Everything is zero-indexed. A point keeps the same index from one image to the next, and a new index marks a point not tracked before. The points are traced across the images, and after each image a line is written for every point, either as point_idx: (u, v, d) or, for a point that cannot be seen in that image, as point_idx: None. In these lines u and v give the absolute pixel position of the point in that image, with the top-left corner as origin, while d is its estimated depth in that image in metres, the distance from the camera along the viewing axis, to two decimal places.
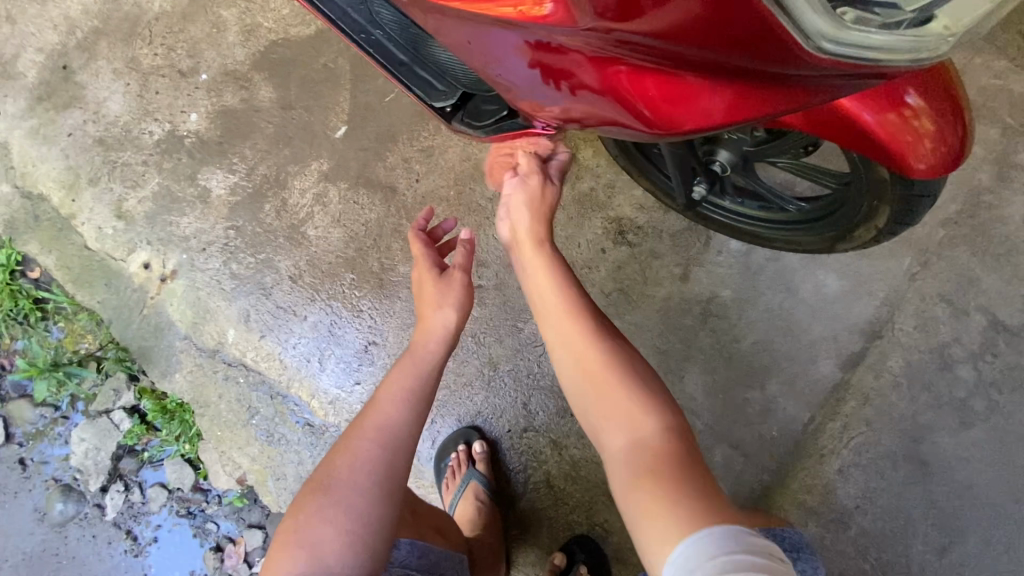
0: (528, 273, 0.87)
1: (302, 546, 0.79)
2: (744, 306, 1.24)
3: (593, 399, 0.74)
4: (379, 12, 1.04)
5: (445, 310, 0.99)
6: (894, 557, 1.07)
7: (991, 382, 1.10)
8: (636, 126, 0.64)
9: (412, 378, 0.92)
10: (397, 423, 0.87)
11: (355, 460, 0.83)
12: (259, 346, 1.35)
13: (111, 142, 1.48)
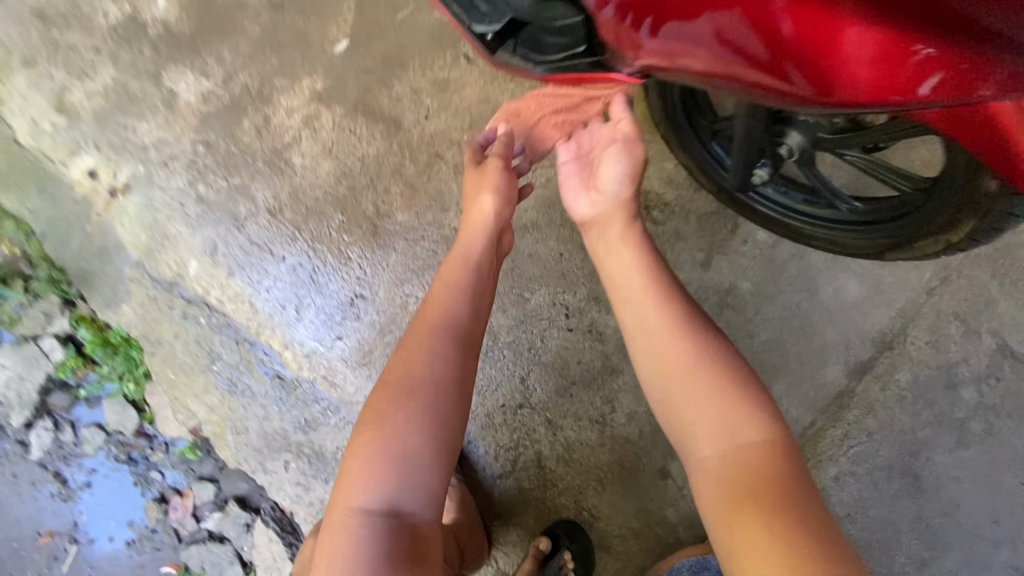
0: (615, 256, 0.92)
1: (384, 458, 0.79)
2: (761, 301, 1.18)
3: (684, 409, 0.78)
4: None
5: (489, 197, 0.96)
6: (872, 565, 1.09)
7: (990, 405, 1.11)
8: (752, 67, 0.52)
9: (456, 296, 0.91)
10: (457, 312, 0.90)
11: (427, 356, 0.85)
12: (225, 284, 1.18)
13: (53, 17, 1.21)
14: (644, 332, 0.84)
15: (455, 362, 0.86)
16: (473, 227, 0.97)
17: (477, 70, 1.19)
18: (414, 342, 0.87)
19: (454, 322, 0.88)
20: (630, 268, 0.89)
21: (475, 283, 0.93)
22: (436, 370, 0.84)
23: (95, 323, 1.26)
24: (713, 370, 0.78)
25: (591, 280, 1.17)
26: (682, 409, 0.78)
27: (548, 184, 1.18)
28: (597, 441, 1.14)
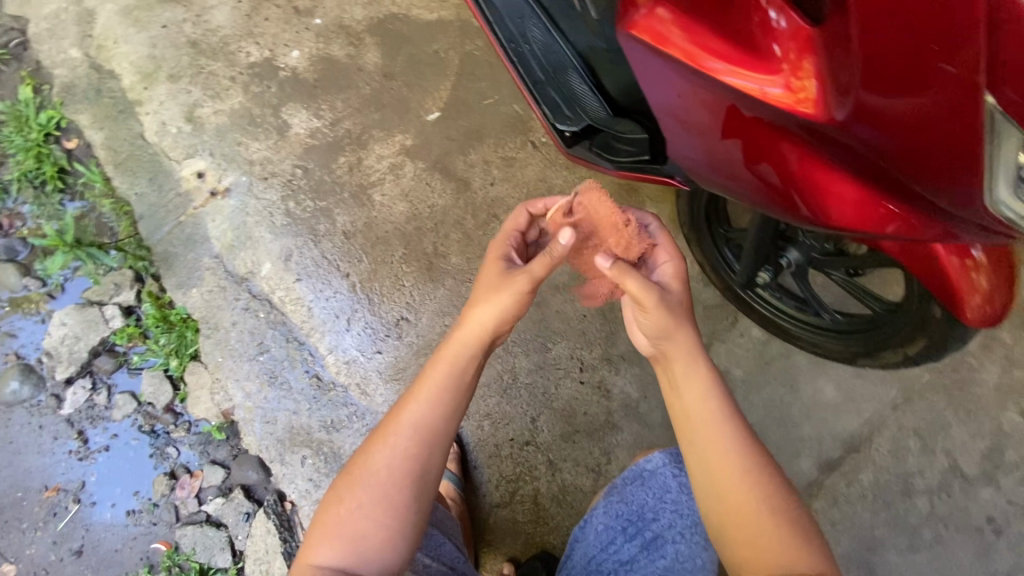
0: (676, 377, 0.79)
1: (340, 540, 0.74)
2: (750, 388, 1.33)
3: (731, 530, 0.72)
4: (530, 30, 1.14)
5: (487, 311, 0.82)
6: None
7: (941, 517, 1.24)
8: (764, 180, 0.72)
9: (436, 397, 0.79)
10: (433, 419, 0.79)
11: (391, 456, 0.77)
12: (291, 288, 1.35)
13: (205, 48, 1.49)
14: (700, 455, 0.75)
15: (416, 468, 0.77)
16: (466, 337, 0.82)
17: (541, 156, 1.44)
18: (380, 432, 0.79)
19: (426, 427, 0.78)
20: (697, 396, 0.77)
21: (457, 389, 0.81)
22: (403, 471, 0.76)
23: (160, 299, 1.40)
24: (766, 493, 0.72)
25: (605, 344, 1.33)
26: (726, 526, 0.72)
27: None
28: (590, 487, 1.25)
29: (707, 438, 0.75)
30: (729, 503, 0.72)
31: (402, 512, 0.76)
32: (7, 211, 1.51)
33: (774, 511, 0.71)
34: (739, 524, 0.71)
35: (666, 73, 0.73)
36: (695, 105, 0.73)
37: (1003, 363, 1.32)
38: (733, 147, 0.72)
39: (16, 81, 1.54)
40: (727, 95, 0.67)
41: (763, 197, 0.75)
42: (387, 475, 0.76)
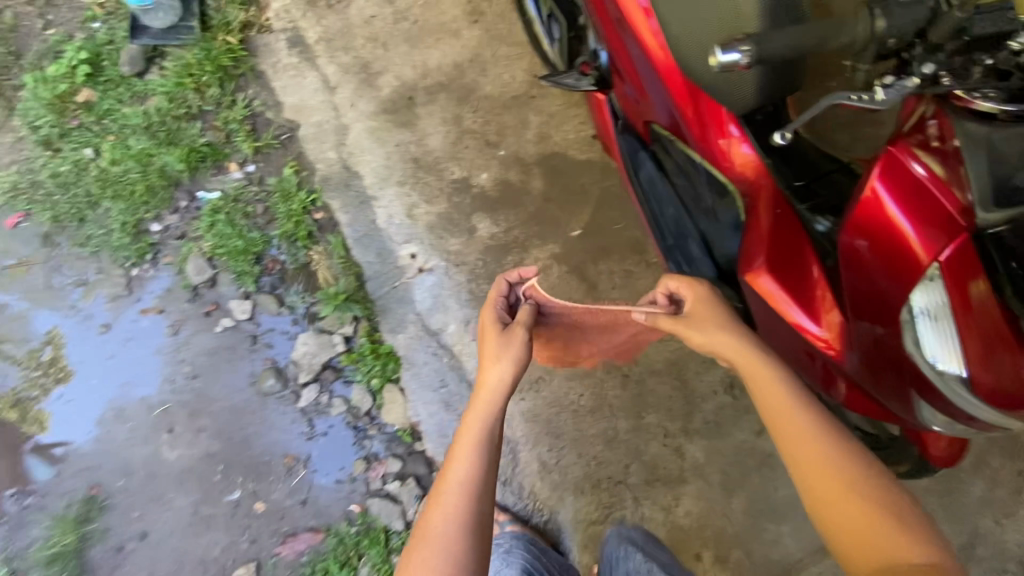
0: (764, 381, 1.12)
1: None
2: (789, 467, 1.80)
3: (822, 496, 0.99)
4: (666, 206, 1.58)
5: (497, 373, 1.22)
6: None
7: None
8: (806, 368, 1.21)
9: (466, 454, 1.10)
10: (468, 474, 1.08)
11: (444, 513, 1.04)
12: (468, 344, 1.97)
13: (423, 164, 2.12)
14: (791, 441, 1.05)
15: (468, 516, 1.03)
16: (486, 392, 1.20)
17: (652, 273, 1.99)
18: (436, 499, 1.06)
19: (466, 482, 1.07)
20: (779, 396, 1.09)
21: (483, 436, 1.13)
22: (453, 521, 1.02)
23: (374, 336, 2.03)
24: (844, 463, 1.00)
25: (684, 419, 1.85)
26: (819, 491, 0.99)
27: (675, 350, 1.91)
28: (661, 520, 1.78)
29: (784, 423, 1.06)
30: (820, 473, 1.00)
31: (462, 552, 1.00)
32: (271, 258, 2.16)
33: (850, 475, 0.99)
34: (824, 482, 0.99)
35: (754, 297, 1.23)
36: (770, 319, 1.22)
37: (986, 481, 1.75)
38: (788, 344, 1.21)
39: (287, 167, 2.19)
40: (789, 325, 1.16)
41: (805, 374, 1.23)
42: (440, 531, 1.02)
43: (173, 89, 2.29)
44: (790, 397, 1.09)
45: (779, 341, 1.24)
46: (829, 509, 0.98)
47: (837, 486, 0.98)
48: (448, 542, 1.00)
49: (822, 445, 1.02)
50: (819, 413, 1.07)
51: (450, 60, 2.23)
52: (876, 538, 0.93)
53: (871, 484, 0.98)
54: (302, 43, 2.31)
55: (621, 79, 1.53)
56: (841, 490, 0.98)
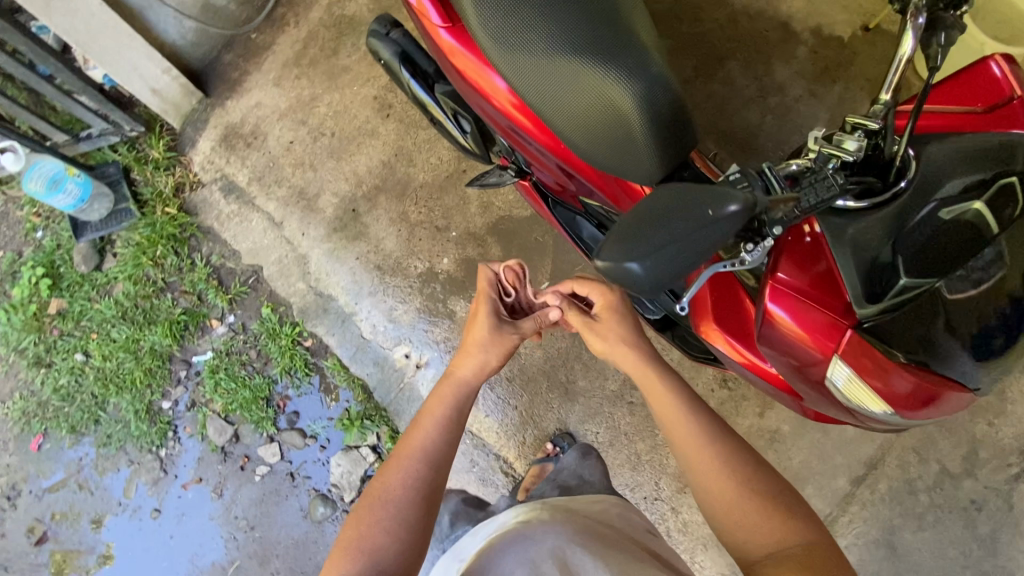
0: (662, 392, 1.29)
1: (363, 548, 1.07)
2: (796, 435, 1.95)
3: (713, 492, 1.16)
4: None
5: (477, 355, 1.35)
6: None
7: (936, 504, 1.87)
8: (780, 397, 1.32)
9: (431, 426, 1.23)
10: (429, 443, 1.20)
11: (400, 474, 1.15)
12: (483, 421, 2.10)
13: (387, 268, 2.24)
14: (685, 445, 1.22)
15: (423, 481, 1.15)
16: (460, 373, 1.33)
17: None
18: (395, 459, 1.19)
19: (427, 448, 1.19)
20: (674, 405, 1.27)
21: (451, 416, 1.25)
22: (410, 486, 1.14)
23: (397, 437, 2.18)
24: (726, 466, 1.18)
25: None
26: (709, 488, 1.17)
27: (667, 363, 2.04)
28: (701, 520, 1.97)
29: (680, 431, 1.24)
30: (711, 472, 1.17)
31: (407, 513, 1.12)
32: (280, 396, 2.28)
33: (731, 475, 1.17)
34: (713, 480, 1.17)
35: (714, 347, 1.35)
36: (735, 363, 1.33)
37: None
38: (758, 381, 1.33)
39: (263, 310, 2.30)
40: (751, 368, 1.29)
41: (783, 401, 1.33)
42: (390, 489, 1.14)
43: (133, 272, 2.38)
44: (682, 406, 1.26)
45: (751, 378, 1.35)
46: (726, 509, 1.15)
47: (723, 484, 1.16)
48: (397, 504, 1.12)
49: (710, 449, 1.20)
50: (708, 418, 1.25)
51: (378, 161, 2.31)
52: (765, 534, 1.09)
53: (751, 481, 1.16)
54: (236, 188, 2.39)
55: (534, 166, 1.70)
56: (737, 492, 1.15)
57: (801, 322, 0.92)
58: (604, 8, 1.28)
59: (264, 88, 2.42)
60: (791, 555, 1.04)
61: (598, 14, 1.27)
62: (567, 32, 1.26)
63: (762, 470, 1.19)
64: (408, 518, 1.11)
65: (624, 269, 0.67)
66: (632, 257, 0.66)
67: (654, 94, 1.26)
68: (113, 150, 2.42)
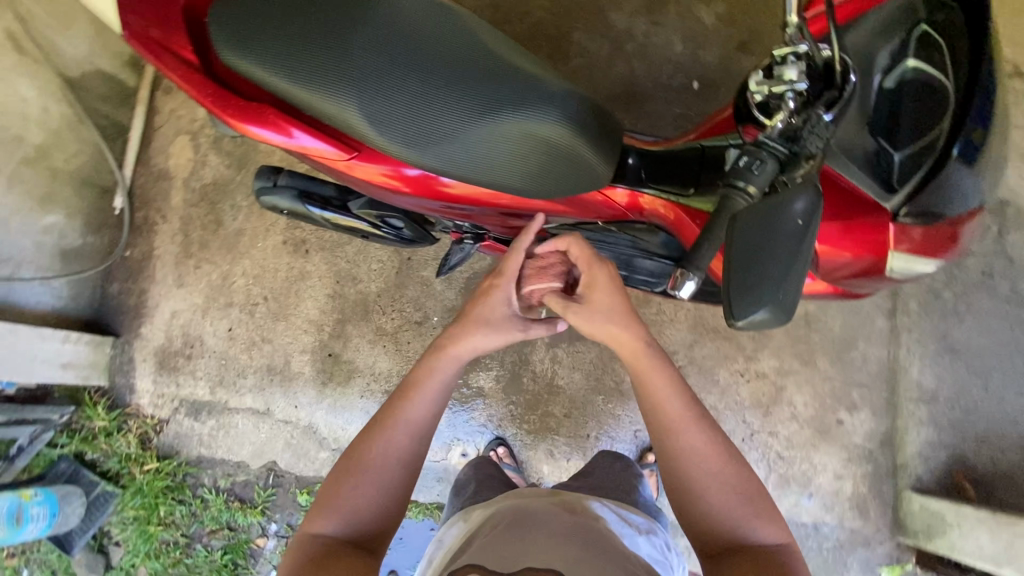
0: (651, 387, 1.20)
1: (342, 511, 1.19)
2: (824, 307, 2.06)
3: (687, 491, 1.18)
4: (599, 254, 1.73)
5: (462, 337, 1.28)
6: (970, 399, 1.96)
7: (959, 291, 2.02)
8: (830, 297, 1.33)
9: (420, 400, 1.26)
10: (416, 418, 1.26)
11: (385, 446, 1.23)
12: (568, 466, 2.08)
13: (394, 387, 2.13)
14: (677, 447, 1.19)
15: (401, 465, 1.23)
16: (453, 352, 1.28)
17: None
18: (381, 427, 1.25)
19: (412, 424, 1.25)
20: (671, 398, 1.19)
21: (437, 396, 1.28)
22: (392, 463, 1.23)
23: None
24: (711, 470, 1.18)
25: (740, 352, 2.07)
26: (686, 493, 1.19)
27: (690, 314, 2.09)
28: (798, 426, 2.02)
29: (670, 427, 1.19)
30: (695, 462, 1.17)
31: (389, 495, 1.23)
32: None
33: (716, 485, 1.17)
34: (689, 483, 1.18)
35: None
36: None
37: None
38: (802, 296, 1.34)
39: (301, 499, 2.12)
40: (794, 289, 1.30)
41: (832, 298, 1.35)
42: (374, 463, 1.22)
43: (148, 548, 2.16)
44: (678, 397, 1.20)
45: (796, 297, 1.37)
46: (689, 500, 1.19)
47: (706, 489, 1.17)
48: (380, 477, 1.22)
49: (693, 448, 1.18)
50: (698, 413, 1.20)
51: (325, 297, 2.21)
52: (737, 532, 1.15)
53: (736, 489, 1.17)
54: (200, 404, 2.20)
55: (485, 225, 1.69)
56: (713, 492, 1.17)
57: (835, 244, 1.05)
58: (489, 63, 1.25)
59: (171, 296, 2.27)
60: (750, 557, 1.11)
61: (481, 72, 1.24)
62: (464, 98, 1.21)
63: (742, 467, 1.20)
64: (390, 490, 1.23)
65: (754, 318, 0.68)
66: (758, 304, 0.67)
67: (573, 118, 1.27)
68: (54, 445, 2.20)
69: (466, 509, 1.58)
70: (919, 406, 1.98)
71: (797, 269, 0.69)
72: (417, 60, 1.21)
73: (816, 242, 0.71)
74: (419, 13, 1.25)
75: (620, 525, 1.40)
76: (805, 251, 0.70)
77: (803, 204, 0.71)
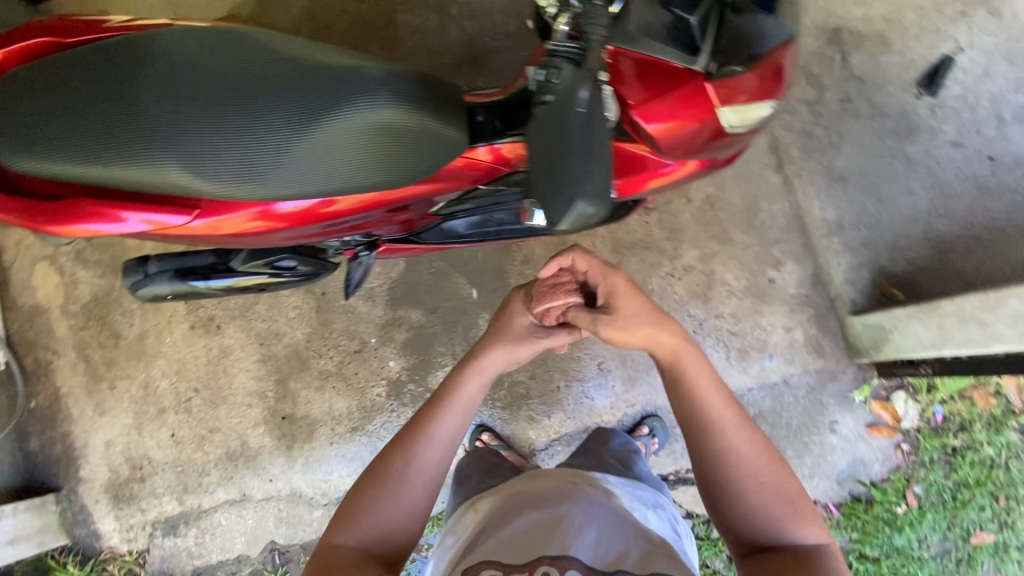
0: (703, 390, 1.17)
1: (369, 527, 1.16)
2: (720, 186, 2.15)
3: (727, 483, 1.16)
4: (495, 217, 1.75)
5: (479, 360, 1.27)
6: (871, 216, 2.10)
7: (828, 126, 2.15)
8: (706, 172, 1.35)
9: (445, 414, 1.25)
10: (447, 431, 1.24)
11: (408, 460, 1.21)
12: (551, 423, 2.12)
13: (359, 421, 2.08)
14: (731, 448, 1.16)
15: (427, 474, 1.22)
16: (478, 371, 1.27)
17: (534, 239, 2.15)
18: (405, 438, 1.23)
19: (438, 438, 1.23)
20: (722, 401, 1.18)
21: (462, 408, 1.26)
22: (412, 475, 1.21)
23: None
24: (757, 471, 1.15)
25: (664, 255, 2.14)
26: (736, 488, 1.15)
27: (606, 239, 2.15)
28: (739, 300, 2.11)
29: (721, 428, 1.17)
30: (743, 455, 1.15)
31: (412, 509, 1.20)
32: None
33: (763, 485, 1.14)
34: (736, 479, 1.15)
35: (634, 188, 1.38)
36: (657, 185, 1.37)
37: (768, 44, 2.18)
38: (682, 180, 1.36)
39: None
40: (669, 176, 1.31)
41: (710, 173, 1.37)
42: (399, 478, 1.20)
43: None
44: (728, 401, 1.18)
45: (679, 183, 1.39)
46: (726, 492, 1.16)
47: (752, 488, 1.14)
48: (405, 491, 1.19)
49: (742, 449, 1.16)
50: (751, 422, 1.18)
51: (256, 364, 2.12)
52: (775, 527, 1.12)
53: (782, 493, 1.14)
54: (174, 519, 2.09)
55: (374, 230, 1.65)
56: (755, 488, 1.14)
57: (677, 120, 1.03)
58: (295, 72, 1.19)
59: (99, 427, 2.12)
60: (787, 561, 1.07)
61: (291, 83, 1.18)
62: (283, 116, 1.16)
63: (788, 476, 1.17)
64: (413, 504, 1.20)
65: (575, 213, 0.70)
66: (575, 199, 0.69)
67: (398, 94, 1.23)
68: None
69: (475, 498, 1.58)
70: (832, 240, 2.10)
71: (599, 160, 0.72)
72: (219, 98, 1.14)
73: (601, 132, 0.75)
74: (201, 45, 1.17)
75: (631, 500, 1.47)
76: (597, 142, 0.73)
77: (587, 93, 0.74)
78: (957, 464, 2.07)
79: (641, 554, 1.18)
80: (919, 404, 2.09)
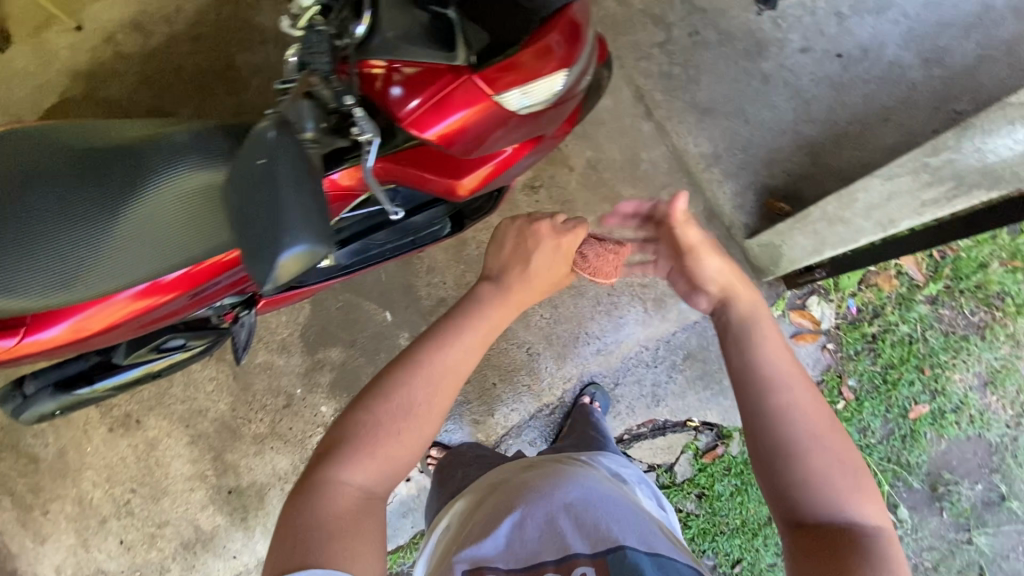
0: (764, 342, 1.18)
1: (376, 458, 1.09)
2: (598, 148, 2.16)
3: (776, 432, 1.10)
4: (371, 241, 1.69)
5: (500, 309, 1.26)
6: (744, 140, 2.15)
7: (684, 63, 2.18)
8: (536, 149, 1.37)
9: (466, 344, 1.20)
10: (461, 363, 1.19)
11: (425, 386, 1.14)
12: (497, 419, 2.13)
13: None
14: (790, 403, 1.11)
15: (436, 413, 1.15)
16: (503, 312, 1.26)
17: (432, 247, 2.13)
18: (424, 361, 1.16)
19: (450, 372, 1.17)
20: (783, 356, 1.16)
21: (481, 346, 1.22)
22: (427, 405, 1.14)
23: None
24: (819, 430, 1.10)
25: None
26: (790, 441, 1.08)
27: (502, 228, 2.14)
28: None
29: (783, 380, 1.13)
30: (798, 407, 1.11)
31: (416, 445, 1.14)
32: None
33: (818, 446, 1.08)
34: (790, 434, 1.09)
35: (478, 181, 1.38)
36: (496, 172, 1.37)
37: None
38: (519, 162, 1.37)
39: None
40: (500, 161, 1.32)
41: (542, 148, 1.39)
42: (416, 403, 1.13)
43: None
44: (791, 361, 1.17)
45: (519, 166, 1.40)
46: (767, 447, 1.10)
47: (806, 446, 1.08)
48: (420, 418, 1.13)
49: (802, 407, 1.11)
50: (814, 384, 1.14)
51: (187, 447, 2.05)
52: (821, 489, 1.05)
53: (837, 460, 1.07)
54: None
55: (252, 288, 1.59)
56: (804, 446, 1.08)
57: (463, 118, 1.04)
58: (93, 162, 1.16)
59: (44, 554, 2.04)
60: (832, 533, 1.01)
61: (90, 175, 1.15)
62: (86, 210, 1.13)
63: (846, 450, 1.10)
64: (420, 441, 1.14)
65: (287, 259, 0.63)
66: (279, 248, 0.62)
67: (194, 156, 1.15)
68: None
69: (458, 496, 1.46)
70: (715, 172, 2.14)
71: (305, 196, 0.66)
72: (25, 208, 1.13)
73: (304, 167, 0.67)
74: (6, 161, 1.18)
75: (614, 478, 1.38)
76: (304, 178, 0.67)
77: (274, 134, 0.68)
78: (880, 349, 2.16)
79: (645, 529, 1.10)
80: (833, 304, 2.17)
